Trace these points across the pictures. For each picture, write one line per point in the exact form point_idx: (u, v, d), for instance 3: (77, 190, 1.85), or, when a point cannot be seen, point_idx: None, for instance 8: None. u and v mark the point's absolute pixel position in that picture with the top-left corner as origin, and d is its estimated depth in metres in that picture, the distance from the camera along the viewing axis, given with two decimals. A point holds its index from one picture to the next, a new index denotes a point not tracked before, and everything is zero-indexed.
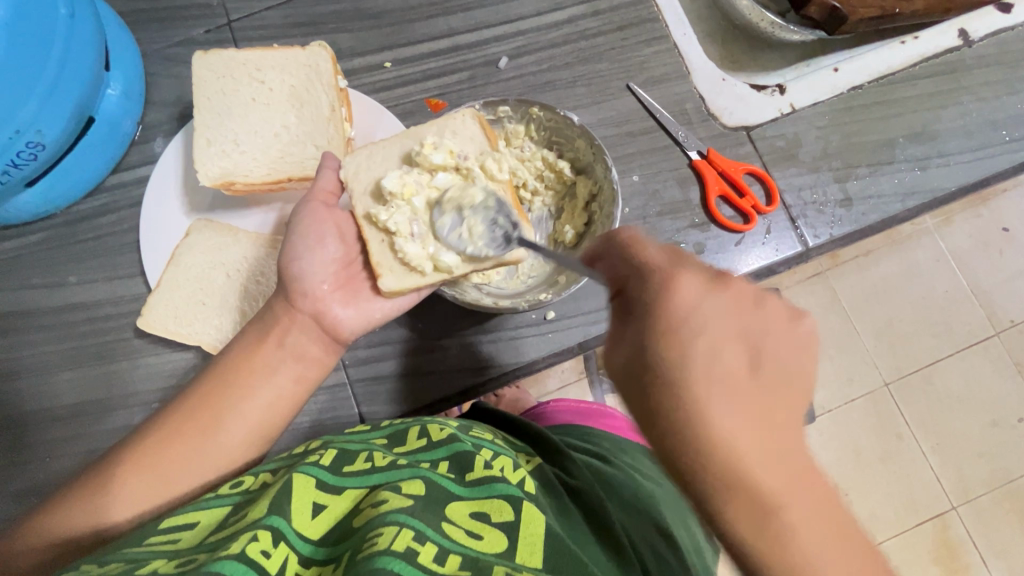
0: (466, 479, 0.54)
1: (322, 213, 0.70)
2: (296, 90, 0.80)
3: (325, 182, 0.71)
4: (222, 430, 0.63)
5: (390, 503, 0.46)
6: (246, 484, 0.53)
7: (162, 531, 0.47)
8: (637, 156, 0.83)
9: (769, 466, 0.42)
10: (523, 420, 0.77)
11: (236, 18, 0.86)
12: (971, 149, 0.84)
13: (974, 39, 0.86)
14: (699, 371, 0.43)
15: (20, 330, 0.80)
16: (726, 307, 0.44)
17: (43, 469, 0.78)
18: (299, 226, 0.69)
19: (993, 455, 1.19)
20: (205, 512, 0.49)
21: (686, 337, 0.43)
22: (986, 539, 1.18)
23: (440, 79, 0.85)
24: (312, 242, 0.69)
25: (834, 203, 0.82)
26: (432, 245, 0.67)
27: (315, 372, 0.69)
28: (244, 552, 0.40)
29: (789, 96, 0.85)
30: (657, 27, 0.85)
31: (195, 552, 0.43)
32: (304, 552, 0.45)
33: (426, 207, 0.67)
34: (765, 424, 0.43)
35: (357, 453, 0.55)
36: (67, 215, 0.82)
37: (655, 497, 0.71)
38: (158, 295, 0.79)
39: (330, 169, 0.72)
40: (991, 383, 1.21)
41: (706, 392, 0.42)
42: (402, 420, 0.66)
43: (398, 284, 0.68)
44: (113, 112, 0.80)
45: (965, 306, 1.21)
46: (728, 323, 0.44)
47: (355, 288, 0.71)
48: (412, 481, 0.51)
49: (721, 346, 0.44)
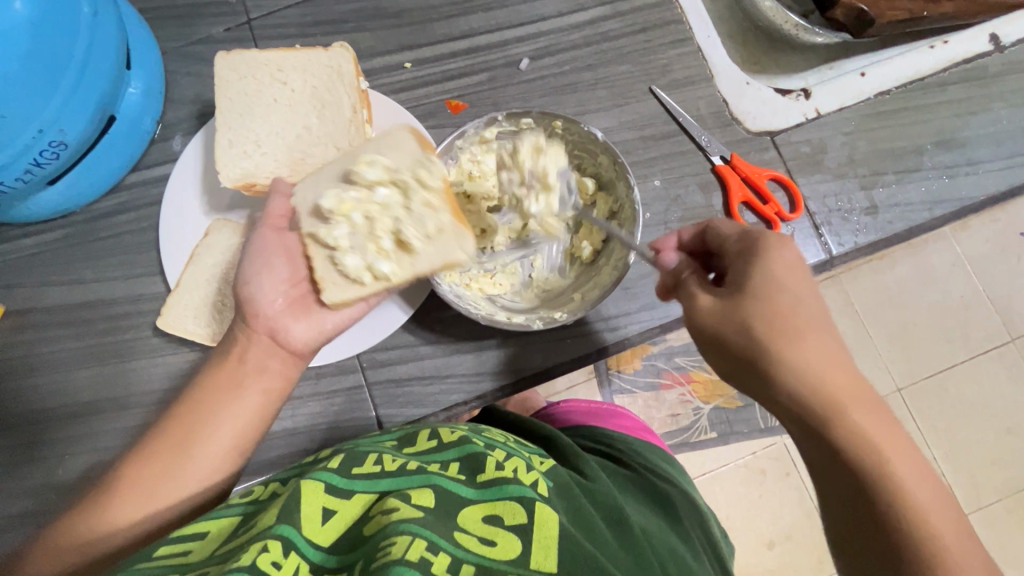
0: (478, 480, 0.54)
1: (271, 238, 0.70)
2: (318, 92, 0.79)
3: (275, 206, 0.72)
4: (219, 432, 0.62)
5: (401, 512, 0.46)
6: (257, 493, 0.53)
7: (172, 540, 0.47)
8: (659, 160, 0.82)
9: (836, 378, 0.53)
10: (533, 422, 0.77)
11: (256, 16, 0.85)
12: (1001, 158, 0.83)
13: (1006, 45, 0.85)
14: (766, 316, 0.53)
15: (39, 327, 0.81)
16: (781, 265, 0.55)
17: (60, 464, 0.78)
18: (250, 253, 0.70)
19: (1011, 464, 1.18)
20: (214, 519, 0.49)
21: (774, 285, 0.54)
22: (1000, 549, 1.16)
23: (461, 79, 0.84)
24: (264, 265, 0.69)
25: (859, 211, 0.81)
26: (370, 255, 0.69)
27: (279, 385, 0.68)
28: (255, 564, 0.41)
29: (814, 101, 0.84)
30: (680, 29, 0.84)
31: (207, 564, 0.43)
32: (315, 560, 0.45)
33: (360, 222, 0.69)
34: (857, 378, 0.53)
35: (366, 455, 0.55)
36: (87, 212, 0.82)
37: (670, 497, 0.70)
38: (177, 294, 0.79)
39: (281, 194, 0.72)
40: (1010, 392, 1.19)
41: (789, 327, 0.53)
42: (411, 424, 0.66)
43: (341, 296, 0.69)
44: (134, 111, 0.80)
45: (985, 313, 1.19)
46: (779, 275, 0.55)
47: (309, 307, 0.71)
48: (421, 488, 0.51)
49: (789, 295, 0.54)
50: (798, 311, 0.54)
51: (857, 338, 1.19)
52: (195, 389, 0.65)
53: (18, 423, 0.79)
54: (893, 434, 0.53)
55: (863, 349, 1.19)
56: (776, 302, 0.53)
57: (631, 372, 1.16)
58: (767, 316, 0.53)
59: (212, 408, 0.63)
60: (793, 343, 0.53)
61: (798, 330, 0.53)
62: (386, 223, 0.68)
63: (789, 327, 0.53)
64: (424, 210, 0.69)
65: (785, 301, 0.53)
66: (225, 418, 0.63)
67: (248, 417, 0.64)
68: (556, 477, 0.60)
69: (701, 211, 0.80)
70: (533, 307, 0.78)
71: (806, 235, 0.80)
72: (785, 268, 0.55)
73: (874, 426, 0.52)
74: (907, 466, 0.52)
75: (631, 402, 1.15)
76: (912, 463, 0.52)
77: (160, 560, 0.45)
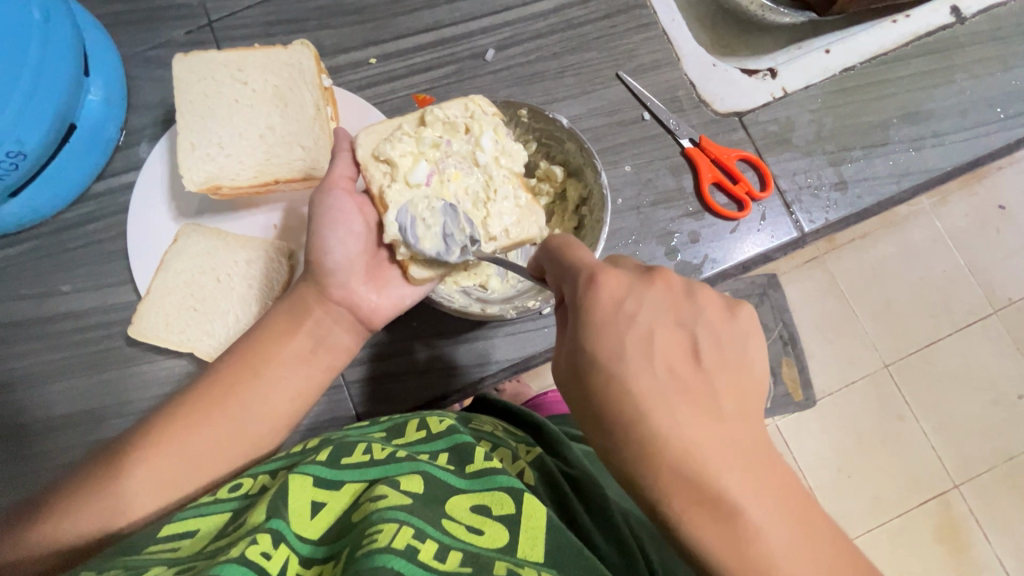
0: (466, 471, 0.54)
1: (346, 201, 0.67)
2: (280, 90, 0.78)
3: (340, 168, 0.67)
4: (187, 437, 0.59)
5: (389, 499, 0.46)
6: (246, 487, 0.52)
7: (162, 538, 0.46)
8: (628, 146, 0.82)
9: (680, 421, 0.44)
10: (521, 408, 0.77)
11: (217, 17, 0.84)
12: (966, 128, 0.83)
13: (967, 16, 0.85)
14: (598, 351, 0.46)
15: (13, 342, 0.79)
16: (613, 300, 0.47)
17: (42, 480, 0.77)
18: (324, 217, 0.66)
19: (994, 433, 1.19)
20: (204, 515, 0.48)
21: (615, 324, 0.46)
22: (989, 517, 1.18)
23: (427, 73, 0.83)
24: (339, 229, 0.67)
25: (829, 187, 0.81)
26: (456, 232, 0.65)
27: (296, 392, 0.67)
28: (242, 555, 0.39)
29: (780, 80, 0.84)
30: (645, 13, 0.84)
31: (194, 560, 0.42)
32: (304, 553, 0.44)
33: (438, 186, 0.63)
34: (720, 411, 0.45)
35: (355, 445, 0.54)
36: (54, 223, 0.81)
37: None
38: (148, 302, 0.78)
39: (343, 152, 0.68)
40: (990, 362, 1.20)
41: (621, 356, 0.46)
42: (401, 414, 0.65)
43: (428, 274, 0.67)
44: (95, 118, 0.79)
45: (962, 284, 1.20)
46: (646, 314, 0.47)
47: (385, 276, 0.70)
48: (411, 475, 0.50)
49: (635, 327, 0.46)
50: (643, 373, 0.45)
51: (839, 314, 1.19)
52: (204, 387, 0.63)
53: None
54: (761, 478, 0.44)
55: (846, 325, 1.19)
56: (605, 368, 0.46)
57: None
58: (601, 389, 0.46)
59: (216, 405, 0.62)
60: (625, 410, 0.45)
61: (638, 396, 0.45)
62: (467, 181, 0.64)
63: (615, 356, 0.46)
64: (507, 178, 0.67)
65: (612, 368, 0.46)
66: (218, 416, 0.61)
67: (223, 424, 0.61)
68: (540, 466, 0.61)
69: (674, 194, 0.81)
70: (509, 299, 0.77)
71: (778, 213, 0.80)
72: (610, 318, 0.46)
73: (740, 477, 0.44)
74: (787, 549, 0.43)
75: None
76: (780, 518, 0.43)
77: (148, 554, 0.44)
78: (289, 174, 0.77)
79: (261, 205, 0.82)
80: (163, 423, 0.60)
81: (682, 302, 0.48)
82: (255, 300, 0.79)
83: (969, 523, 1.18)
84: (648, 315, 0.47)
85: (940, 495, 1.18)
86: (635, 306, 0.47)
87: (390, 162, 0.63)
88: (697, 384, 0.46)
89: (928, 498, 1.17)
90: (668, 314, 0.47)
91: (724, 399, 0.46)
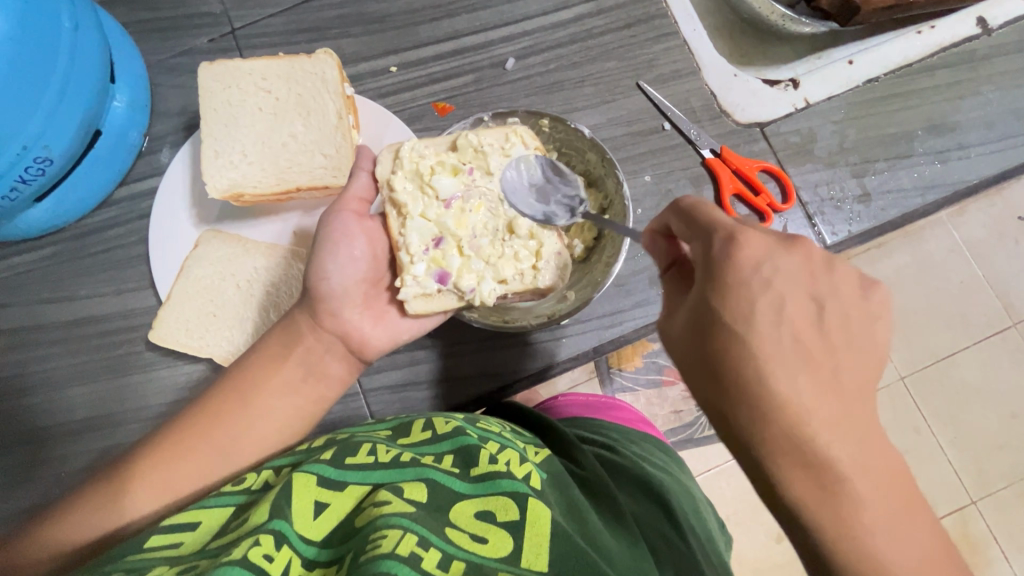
0: (471, 474, 0.53)
1: (353, 223, 0.67)
2: (302, 98, 0.79)
3: (355, 190, 0.68)
4: (192, 442, 0.61)
5: (392, 506, 0.45)
6: (249, 483, 0.52)
7: (161, 533, 0.46)
8: (648, 156, 0.81)
9: (787, 371, 0.41)
10: (528, 409, 0.76)
11: (239, 26, 0.85)
12: (992, 140, 0.82)
13: (993, 27, 0.84)
14: (729, 317, 0.42)
15: (32, 344, 0.80)
16: (789, 274, 0.42)
17: (59, 484, 0.77)
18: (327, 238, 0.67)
19: (1015, 448, 1.17)
20: (208, 510, 0.48)
21: (752, 287, 0.42)
22: (1008, 533, 1.15)
23: (447, 82, 0.83)
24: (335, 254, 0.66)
25: (851, 199, 0.81)
26: (465, 275, 0.64)
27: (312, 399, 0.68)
28: (245, 557, 0.39)
29: (802, 91, 0.83)
30: (666, 23, 0.84)
31: (197, 558, 0.42)
32: (308, 555, 0.44)
33: (457, 211, 0.63)
34: (826, 374, 0.42)
35: (360, 444, 0.53)
36: (76, 228, 0.82)
37: (666, 485, 0.70)
38: (168, 309, 0.79)
39: (365, 172, 0.68)
40: (1012, 375, 1.18)
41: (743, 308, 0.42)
42: (404, 414, 0.65)
43: (424, 307, 0.67)
44: (120, 124, 0.79)
45: (981, 295, 1.18)
46: (799, 287, 0.42)
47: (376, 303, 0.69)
48: (414, 482, 0.49)
49: (753, 295, 0.42)
50: (758, 329, 0.41)
51: None
52: (214, 393, 0.65)
53: (20, 441, 0.78)
54: (911, 486, 0.43)
55: None
56: (726, 329, 0.42)
57: (632, 369, 1.07)
58: (722, 345, 0.42)
59: (227, 411, 0.63)
60: (753, 374, 0.41)
61: (753, 364, 0.41)
62: (489, 216, 0.64)
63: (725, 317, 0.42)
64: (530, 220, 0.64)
65: (739, 340, 0.42)
66: (224, 422, 0.62)
67: (225, 429, 0.62)
68: (549, 467, 0.60)
69: None
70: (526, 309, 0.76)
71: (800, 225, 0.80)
72: (747, 278, 0.42)
73: (878, 481, 0.42)
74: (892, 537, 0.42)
75: (632, 399, 1.07)
76: (894, 502, 0.42)
77: (151, 552, 0.44)
78: (311, 182, 0.78)
79: (282, 211, 0.82)
80: (177, 427, 0.63)
81: (820, 274, 0.43)
82: (273, 306, 0.80)
83: (988, 541, 1.15)
84: (786, 280, 0.42)
85: (958, 511, 1.16)
86: (773, 269, 0.42)
87: (419, 176, 0.63)
88: (824, 351, 0.42)
89: (946, 513, 1.15)
90: (805, 285, 0.42)
91: (842, 380, 0.42)
